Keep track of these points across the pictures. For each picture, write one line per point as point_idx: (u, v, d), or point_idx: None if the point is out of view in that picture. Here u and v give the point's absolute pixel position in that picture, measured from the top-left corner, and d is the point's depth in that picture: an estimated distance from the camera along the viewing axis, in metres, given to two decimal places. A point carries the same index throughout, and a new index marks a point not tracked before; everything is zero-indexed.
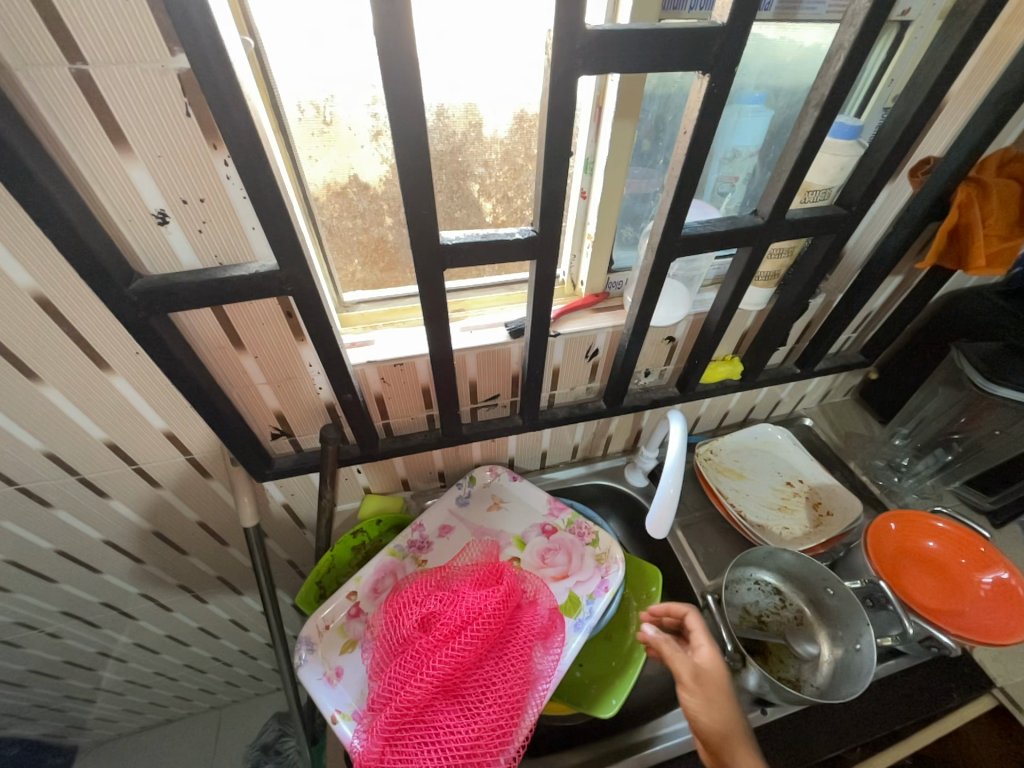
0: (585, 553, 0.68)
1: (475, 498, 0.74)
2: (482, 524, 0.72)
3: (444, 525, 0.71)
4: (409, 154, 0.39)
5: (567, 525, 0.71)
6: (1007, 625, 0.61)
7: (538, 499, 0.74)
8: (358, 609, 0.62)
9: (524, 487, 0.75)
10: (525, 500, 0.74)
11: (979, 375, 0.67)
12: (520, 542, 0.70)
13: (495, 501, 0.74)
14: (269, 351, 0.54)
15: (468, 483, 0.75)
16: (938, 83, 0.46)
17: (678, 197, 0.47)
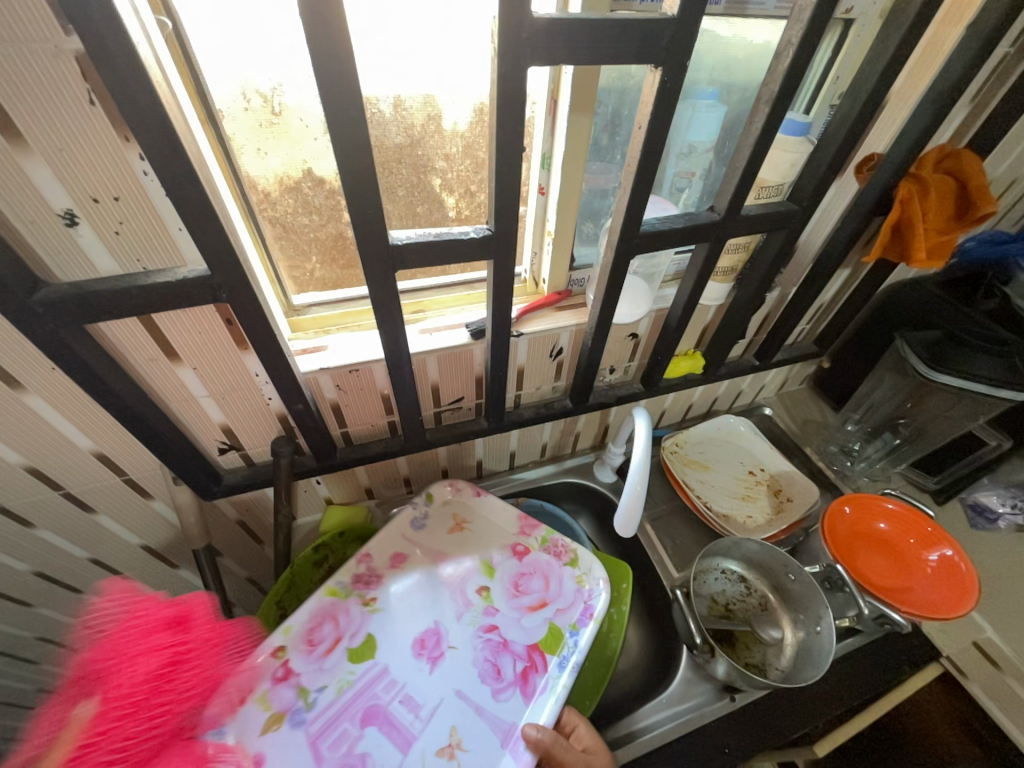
0: (564, 574, 0.61)
1: (433, 518, 0.66)
2: (441, 550, 0.63)
3: (397, 554, 0.61)
4: (354, 149, 0.36)
5: (541, 543, 0.64)
6: (953, 599, 0.64)
7: (507, 518, 0.67)
8: (287, 668, 0.50)
9: (489, 504, 0.68)
10: (491, 519, 0.66)
11: (921, 361, 0.70)
12: (487, 568, 0.61)
13: (455, 522, 0.66)
14: (209, 361, 0.50)
15: (424, 502, 0.67)
16: (881, 80, 0.47)
17: (634, 194, 0.46)
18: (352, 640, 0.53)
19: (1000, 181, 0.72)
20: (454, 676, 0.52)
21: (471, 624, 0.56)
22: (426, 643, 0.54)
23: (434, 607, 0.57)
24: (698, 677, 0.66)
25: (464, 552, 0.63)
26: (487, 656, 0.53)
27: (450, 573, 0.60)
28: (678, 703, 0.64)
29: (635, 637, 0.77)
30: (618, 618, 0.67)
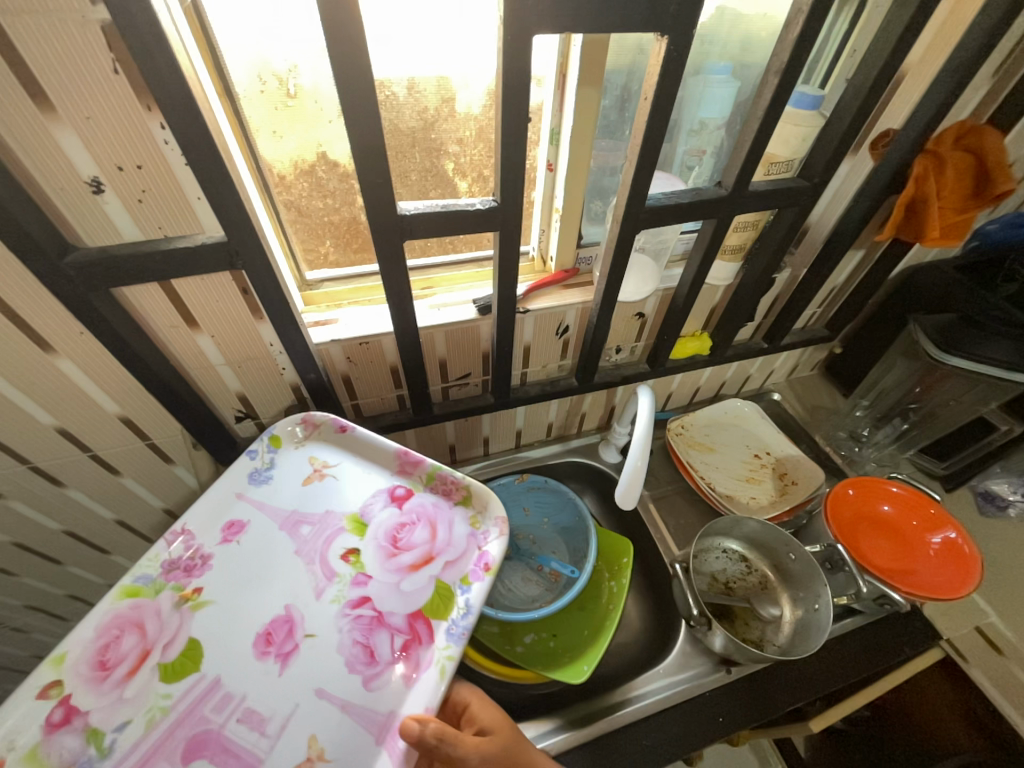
0: (451, 518, 0.49)
1: (284, 465, 0.53)
2: (293, 509, 0.50)
3: (230, 523, 0.48)
4: (364, 124, 0.37)
5: (425, 482, 0.52)
6: (955, 581, 0.64)
7: (382, 458, 0.54)
8: (69, 706, 0.37)
9: (357, 442, 0.55)
10: (358, 464, 0.53)
11: (934, 345, 0.70)
12: (355, 526, 0.49)
13: (310, 470, 0.53)
14: (227, 330, 0.52)
15: (266, 447, 0.53)
16: (896, 49, 0.46)
17: (640, 166, 0.46)
18: (165, 652, 0.40)
19: None
20: (311, 669, 0.40)
21: (335, 601, 0.44)
22: (272, 637, 0.42)
23: (281, 586, 0.44)
24: (695, 648, 0.68)
25: (323, 509, 0.50)
26: (357, 638, 0.42)
27: (305, 538, 0.48)
28: (675, 674, 0.65)
29: (635, 612, 0.79)
30: (617, 589, 0.69)
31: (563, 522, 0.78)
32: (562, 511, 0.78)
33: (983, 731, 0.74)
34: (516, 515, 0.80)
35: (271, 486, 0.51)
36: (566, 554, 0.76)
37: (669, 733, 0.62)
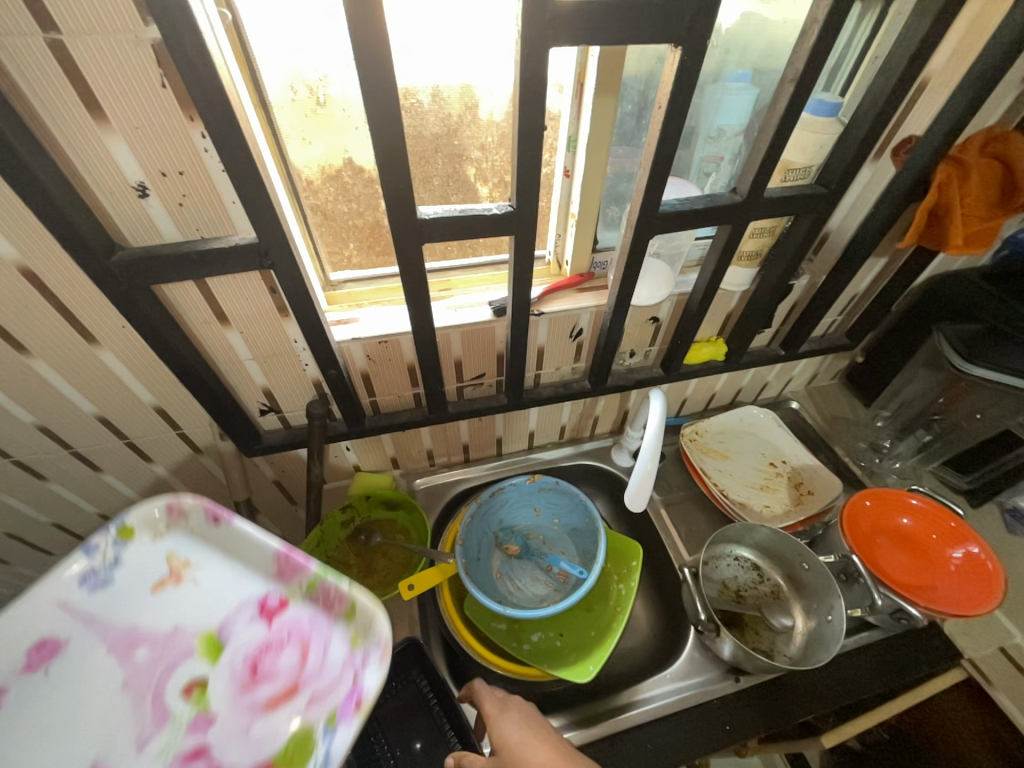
0: (327, 636, 0.36)
1: (132, 568, 0.39)
2: (131, 623, 0.37)
3: (41, 643, 0.35)
4: (388, 132, 0.39)
5: (301, 591, 0.38)
6: (978, 597, 0.63)
7: (257, 558, 0.40)
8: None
9: (225, 534, 0.40)
10: (228, 561, 0.40)
11: (958, 355, 0.68)
12: (206, 648, 0.37)
13: (164, 570, 0.39)
14: (255, 327, 0.55)
15: (113, 543, 0.39)
16: (916, 56, 0.46)
17: (654, 172, 0.47)
18: None
19: None
20: None
21: (160, 754, 0.33)
22: None
23: (82, 739, 0.33)
24: (703, 654, 0.68)
25: (169, 624, 0.38)
26: None
27: (137, 667, 0.36)
28: (680, 680, 0.66)
29: (643, 617, 0.78)
30: (625, 592, 0.70)
31: (574, 524, 0.78)
32: (573, 512, 0.79)
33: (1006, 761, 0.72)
34: (527, 515, 0.81)
35: (111, 590, 0.38)
36: (576, 555, 0.77)
37: (674, 739, 0.61)
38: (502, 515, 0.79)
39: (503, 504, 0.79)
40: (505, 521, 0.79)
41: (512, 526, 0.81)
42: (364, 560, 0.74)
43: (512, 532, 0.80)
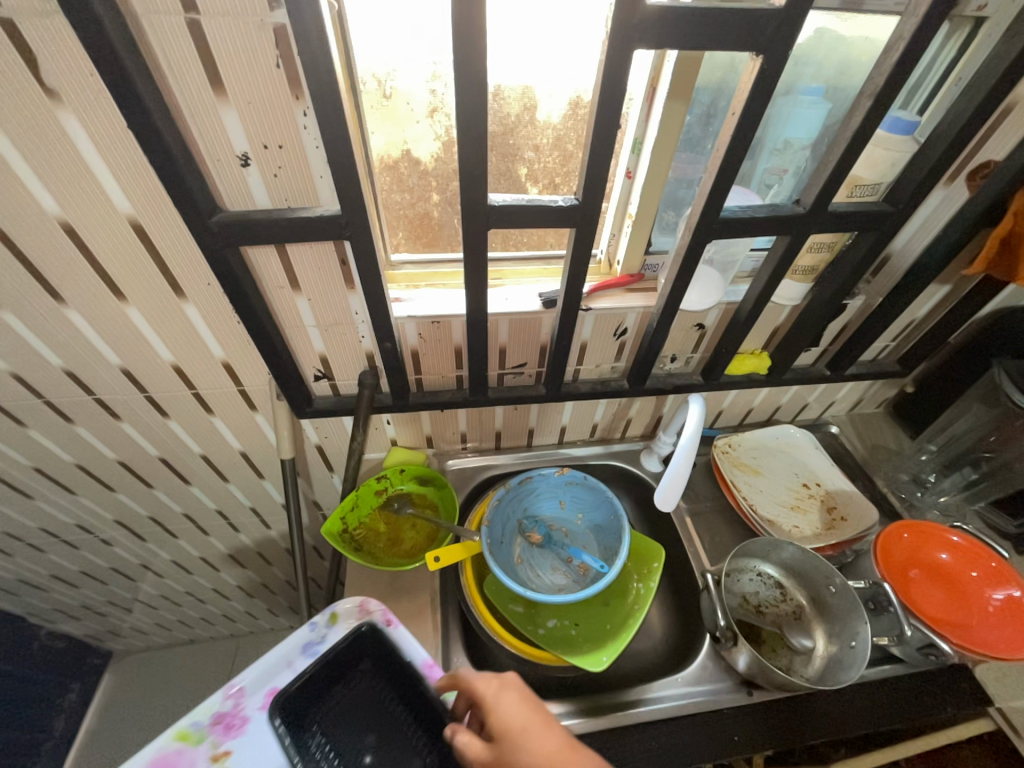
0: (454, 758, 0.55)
1: (332, 645, 0.61)
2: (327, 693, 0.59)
3: (271, 693, 0.58)
4: (467, 124, 0.42)
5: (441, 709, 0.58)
6: (1015, 642, 0.61)
7: (411, 669, 0.59)
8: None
9: (397, 647, 0.60)
10: (391, 673, 0.60)
11: (1016, 390, 0.65)
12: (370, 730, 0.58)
13: (348, 659, 0.61)
14: (321, 295, 0.59)
15: (327, 622, 0.62)
16: (1003, 80, 0.45)
17: (720, 178, 0.48)
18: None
19: None
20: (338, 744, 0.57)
21: None
22: None
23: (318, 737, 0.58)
24: (716, 663, 0.68)
25: (351, 704, 0.59)
26: None
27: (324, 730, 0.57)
28: (692, 685, 0.66)
29: (658, 621, 0.79)
30: (644, 592, 0.70)
31: (597, 520, 0.79)
32: (597, 508, 0.80)
33: None
34: (552, 506, 0.82)
35: (317, 662, 0.60)
36: (597, 550, 0.79)
37: (680, 741, 0.62)
38: (528, 503, 0.81)
39: (530, 493, 0.80)
40: (530, 509, 0.81)
41: (536, 515, 0.82)
42: (392, 530, 0.78)
43: (536, 520, 0.82)
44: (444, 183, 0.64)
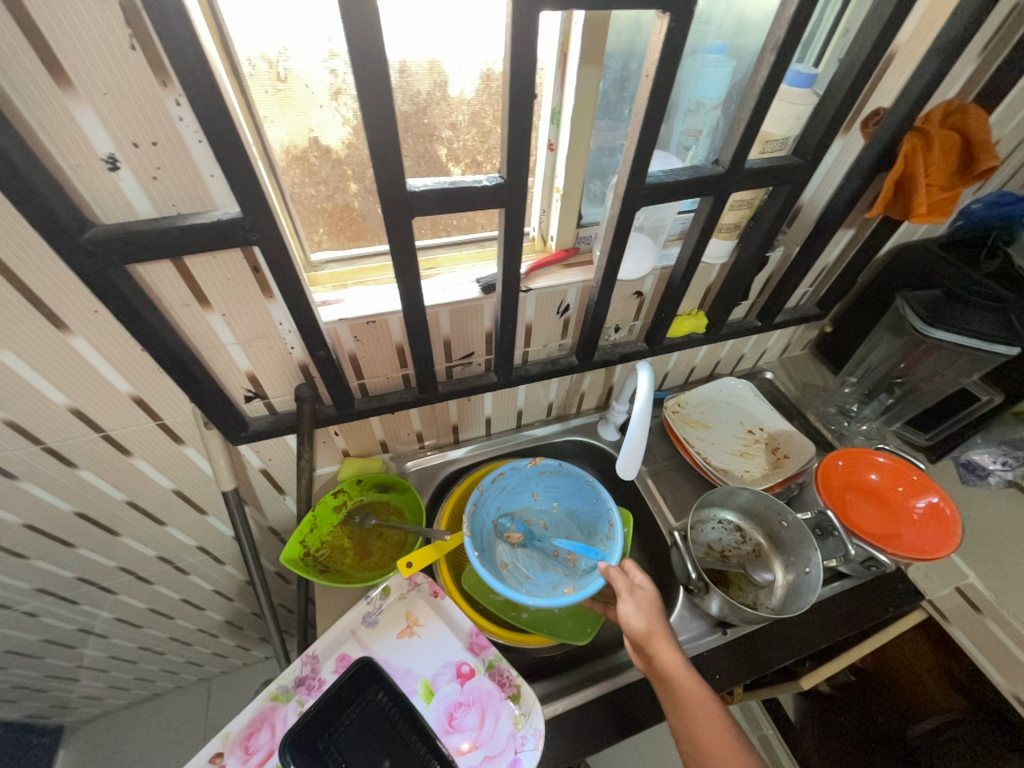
0: (503, 710, 0.58)
1: (387, 614, 0.65)
2: (388, 656, 0.62)
3: (343, 657, 0.62)
4: (370, 105, 0.38)
5: (487, 668, 0.61)
6: (937, 542, 0.68)
7: (459, 631, 0.64)
8: None
9: (445, 609, 0.65)
10: (444, 631, 0.64)
11: (920, 319, 0.70)
12: (428, 691, 0.60)
13: (404, 623, 0.65)
14: (237, 309, 0.53)
15: (381, 595, 0.66)
16: (887, 29, 0.47)
17: (641, 144, 0.47)
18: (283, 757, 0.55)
19: (1007, 139, 0.74)
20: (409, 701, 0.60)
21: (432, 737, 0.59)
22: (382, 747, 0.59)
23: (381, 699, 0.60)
24: (692, 612, 0.71)
25: (407, 666, 0.62)
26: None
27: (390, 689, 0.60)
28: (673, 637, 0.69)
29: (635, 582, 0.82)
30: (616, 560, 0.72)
31: (573, 506, 0.80)
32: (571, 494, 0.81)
33: (964, 694, 0.83)
34: (525, 502, 0.82)
35: (377, 629, 0.64)
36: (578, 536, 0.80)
37: None
38: (500, 502, 0.79)
39: (503, 491, 0.79)
40: (503, 509, 0.80)
41: (510, 513, 0.81)
42: (359, 544, 0.74)
43: (511, 519, 0.81)
44: (361, 172, 0.58)
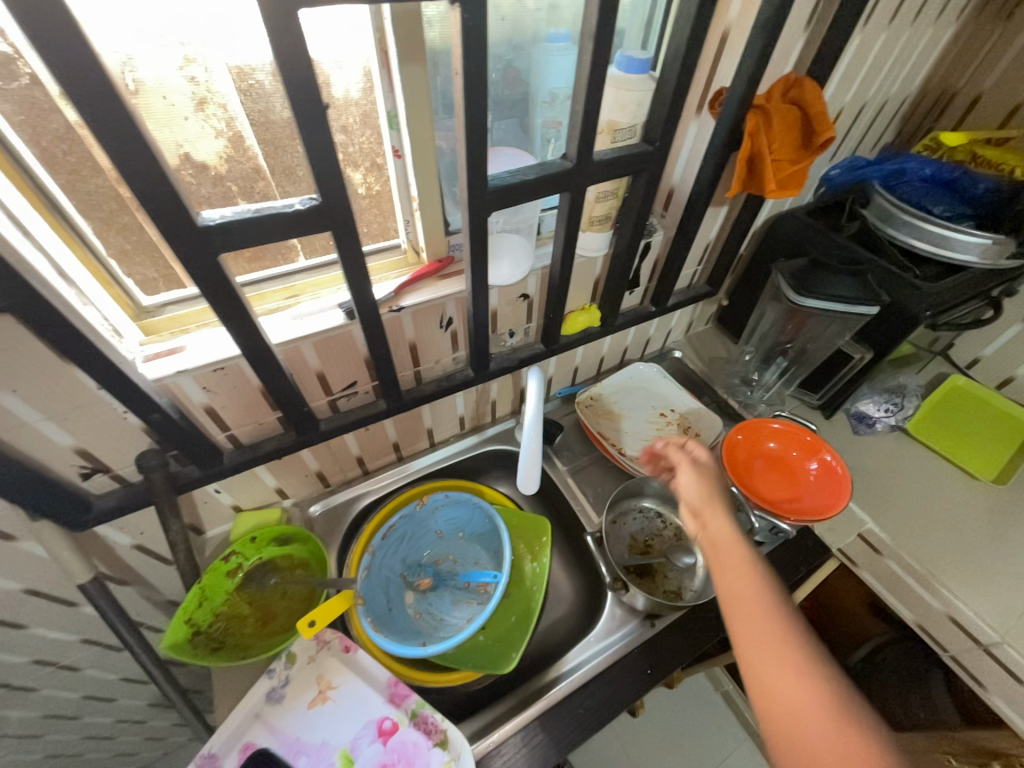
0: (431, 761, 0.55)
1: (295, 684, 0.60)
2: (299, 733, 0.57)
3: (246, 747, 0.56)
4: (121, 132, 0.32)
5: (411, 716, 0.58)
6: (832, 502, 0.71)
7: (376, 684, 0.60)
8: None
9: (360, 662, 0.61)
10: (360, 686, 0.59)
11: (791, 290, 0.72)
12: (347, 760, 0.55)
13: (315, 690, 0.59)
14: (32, 381, 0.44)
15: (286, 664, 0.61)
16: (700, 8, 0.45)
17: (471, 148, 0.44)
18: None
19: (848, 108, 0.78)
20: None
21: None
22: None
23: None
24: (622, 607, 0.70)
25: (322, 739, 0.56)
26: None
27: None
28: (607, 637, 0.68)
29: (568, 585, 0.81)
30: (539, 570, 0.70)
31: (476, 530, 0.78)
32: (472, 521, 0.78)
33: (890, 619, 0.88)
34: (431, 543, 0.79)
35: (284, 704, 0.58)
36: (488, 560, 0.77)
37: (600, 702, 0.63)
38: (403, 552, 0.76)
39: (403, 538, 0.75)
40: (410, 558, 0.76)
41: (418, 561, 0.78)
42: (260, 608, 0.67)
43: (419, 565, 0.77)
44: (249, 187, 0.51)
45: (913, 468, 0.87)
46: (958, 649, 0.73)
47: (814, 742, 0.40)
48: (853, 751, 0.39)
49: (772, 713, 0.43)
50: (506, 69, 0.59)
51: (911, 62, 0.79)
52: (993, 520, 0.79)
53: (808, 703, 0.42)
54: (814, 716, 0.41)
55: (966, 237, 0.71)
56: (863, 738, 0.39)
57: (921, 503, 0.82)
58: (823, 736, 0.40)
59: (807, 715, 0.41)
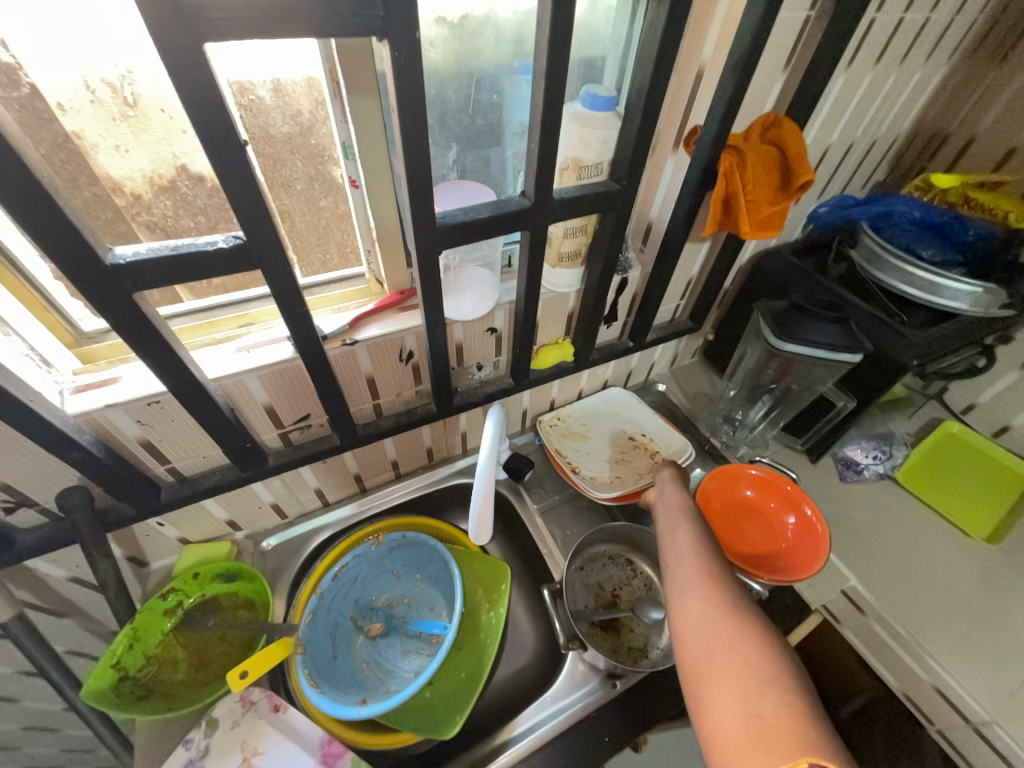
0: None
1: (216, 752, 0.55)
2: None
3: None
4: (16, 165, 0.29)
5: None
6: (809, 561, 0.66)
7: (307, 744, 0.56)
8: None
9: (288, 722, 0.57)
10: (290, 748, 0.55)
11: (772, 333, 0.69)
12: None
13: (238, 759, 0.55)
14: None
15: (204, 733, 0.56)
16: (663, 50, 0.43)
17: (415, 185, 0.41)
18: None
19: (835, 147, 0.76)
20: None
21: None
22: None
23: None
24: (583, 664, 0.66)
25: None
26: None
27: None
28: (562, 699, 0.63)
29: (531, 633, 0.76)
30: (495, 621, 0.68)
31: (433, 574, 0.76)
32: (429, 564, 0.76)
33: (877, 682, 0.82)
34: (386, 585, 0.77)
35: None
36: (442, 607, 0.74)
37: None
38: (355, 594, 0.73)
39: (356, 580, 0.73)
40: (363, 600, 0.74)
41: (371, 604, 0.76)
42: (196, 652, 0.63)
43: (372, 609, 0.75)
44: None
45: (900, 522, 0.83)
46: (946, 724, 0.68)
47: (720, 634, 0.45)
48: (746, 649, 0.44)
49: (685, 616, 0.48)
50: (475, 99, 0.57)
51: (900, 102, 0.77)
52: (984, 584, 0.74)
53: (722, 607, 0.47)
54: (725, 618, 0.46)
55: (955, 285, 0.67)
56: (760, 643, 0.44)
57: (908, 560, 0.78)
58: (729, 632, 0.45)
59: (720, 615, 0.47)
